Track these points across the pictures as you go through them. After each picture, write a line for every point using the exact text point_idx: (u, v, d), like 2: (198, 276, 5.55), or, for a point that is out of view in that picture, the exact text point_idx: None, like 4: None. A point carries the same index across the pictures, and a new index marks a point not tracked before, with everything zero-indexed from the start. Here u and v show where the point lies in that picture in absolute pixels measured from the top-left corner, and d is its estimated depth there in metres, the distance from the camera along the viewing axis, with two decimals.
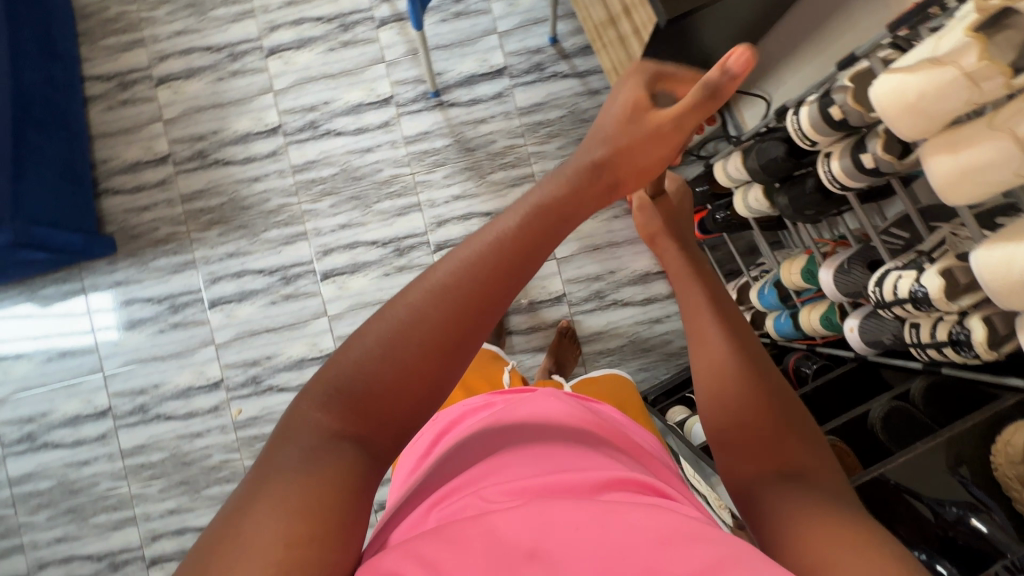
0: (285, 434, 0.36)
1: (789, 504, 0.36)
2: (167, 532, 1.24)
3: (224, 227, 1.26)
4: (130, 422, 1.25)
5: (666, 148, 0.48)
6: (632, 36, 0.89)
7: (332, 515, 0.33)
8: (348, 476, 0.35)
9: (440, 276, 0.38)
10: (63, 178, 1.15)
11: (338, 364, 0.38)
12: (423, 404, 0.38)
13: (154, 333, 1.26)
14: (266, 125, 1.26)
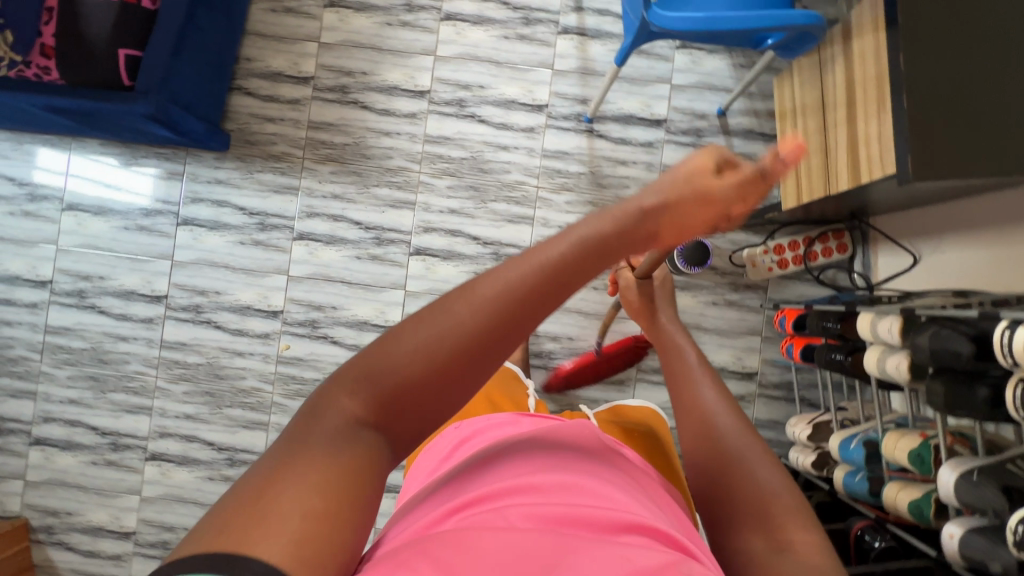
0: (313, 412, 0.35)
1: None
2: (176, 433, 1.24)
3: (338, 167, 1.24)
4: (181, 317, 1.24)
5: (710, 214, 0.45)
6: (846, 146, 0.84)
7: (350, 500, 0.32)
8: (369, 461, 0.34)
9: (488, 283, 0.37)
10: (210, 66, 1.12)
11: (367, 360, 0.36)
12: (454, 396, 0.37)
13: (235, 242, 1.24)
14: (416, 86, 1.24)
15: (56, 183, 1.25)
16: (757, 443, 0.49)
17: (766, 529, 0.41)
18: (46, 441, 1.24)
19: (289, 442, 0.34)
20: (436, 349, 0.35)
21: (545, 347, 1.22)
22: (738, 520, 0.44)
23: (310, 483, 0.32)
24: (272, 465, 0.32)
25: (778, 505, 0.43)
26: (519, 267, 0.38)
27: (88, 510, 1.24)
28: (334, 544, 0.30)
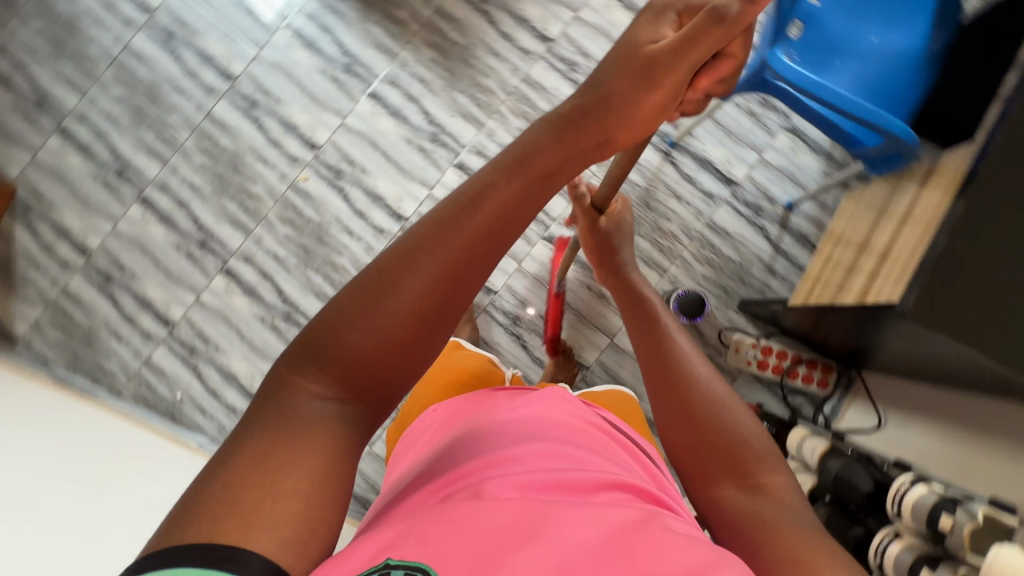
0: (279, 400, 0.44)
1: (769, 516, 0.47)
2: (173, 194, 1.30)
3: (438, 58, 1.29)
4: (237, 102, 1.30)
5: (658, 91, 0.50)
6: (857, 293, 0.86)
7: (327, 461, 0.42)
8: (333, 420, 0.44)
9: (416, 240, 0.47)
10: None
11: (319, 341, 0.45)
12: (411, 350, 0.46)
13: (318, 68, 1.30)
14: (544, 29, 1.28)
15: None
16: (722, 385, 0.58)
17: (741, 478, 0.51)
18: (68, 138, 1.31)
19: (257, 422, 0.43)
20: (388, 318, 0.44)
21: (516, 312, 1.25)
22: (718, 472, 0.52)
23: (288, 448, 0.41)
24: (258, 429, 0.42)
25: (749, 449, 0.53)
26: (450, 213, 0.47)
27: (66, 212, 1.31)
28: (321, 502, 0.41)
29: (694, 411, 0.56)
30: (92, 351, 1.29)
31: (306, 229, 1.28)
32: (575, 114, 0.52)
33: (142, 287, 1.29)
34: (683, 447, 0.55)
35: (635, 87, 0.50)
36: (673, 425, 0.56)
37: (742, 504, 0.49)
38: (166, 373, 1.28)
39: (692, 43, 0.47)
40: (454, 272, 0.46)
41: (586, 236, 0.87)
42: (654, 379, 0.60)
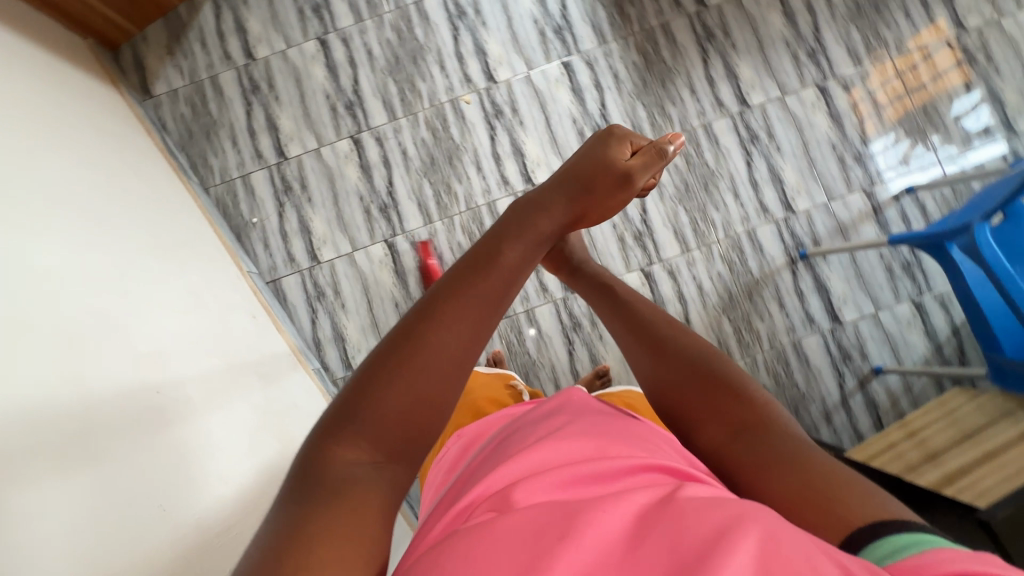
0: (313, 475, 0.41)
1: (774, 451, 0.43)
2: (349, 50, 1.34)
3: (641, 66, 1.30)
4: (448, 4, 1.33)
5: (618, 199, 0.63)
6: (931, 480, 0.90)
7: (369, 512, 0.40)
8: (371, 486, 0.41)
9: (424, 304, 0.48)
10: None
11: (346, 412, 0.43)
12: (444, 399, 0.45)
13: (533, 15, 1.32)
14: (747, 93, 1.28)
15: None
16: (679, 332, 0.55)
17: (730, 422, 0.47)
18: None
19: (300, 496, 0.40)
20: (414, 378, 0.44)
21: (580, 320, 1.25)
22: (706, 422, 0.48)
23: (347, 508, 0.39)
24: (303, 504, 0.39)
25: (737, 390, 0.49)
26: (455, 280, 0.49)
27: (252, 14, 1.36)
28: (368, 544, 0.38)
29: (675, 377, 0.51)
30: (204, 142, 1.33)
31: (443, 144, 1.30)
32: (571, 203, 0.60)
33: (277, 113, 1.33)
34: (677, 409, 0.51)
35: (610, 186, 0.62)
36: (665, 401, 0.52)
37: (744, 449, 0.45)
38: (254, 195, 1.31)
39: (646, 164, 0.64)
40: (481, 319, 0.48)
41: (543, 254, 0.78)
42: (634, 350, 0.56)
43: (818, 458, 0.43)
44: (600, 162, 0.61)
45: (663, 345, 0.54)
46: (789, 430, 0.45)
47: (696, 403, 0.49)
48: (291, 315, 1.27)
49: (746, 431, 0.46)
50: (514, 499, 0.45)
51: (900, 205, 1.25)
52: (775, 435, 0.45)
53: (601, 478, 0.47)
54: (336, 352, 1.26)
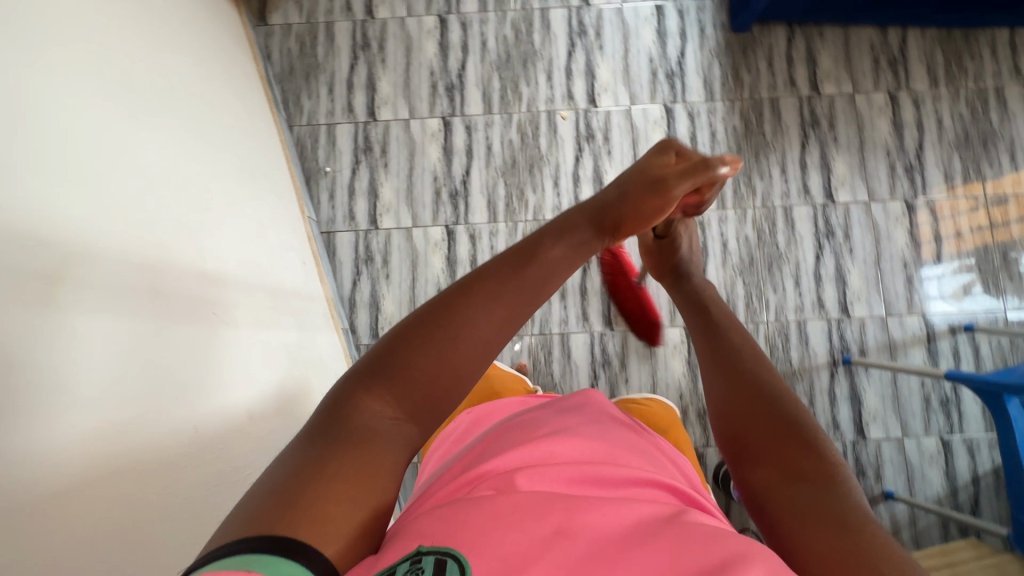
0: (334, 418, 0.42)
1: (823, 507, 0.40)
2: (464, 35, 1.35)
3: (739, 133, 1.31)
4: (572, 20, 1.35)
5: (656, 198, 0.60)
6: None
7: (371, 467, 0.40)
8: (383, 442, 0.42)
9: (465, 283, 0.49)
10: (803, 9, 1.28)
11: (375, 366, 0.45)
12: (465, 375, 0.46)
13: (651, 54, 1.33)
14: (835, 189, 1.28)
15: None
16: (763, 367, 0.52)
17: (786, 466, 0.44)
18: None
19: (319, 437, 0.41)
20: (440, 347, 0.45)
21: (611, 358, 1.25)
22: (761, 459, 0.45)
23: (356, 461, 0.40)
24: (318, 442, 0.41)
25: (805, 438, 0.45)
26: (497, 266, 0.50)
27: None
28: (361, 498, 0.39)
29: (742, 404, 0.49)
30: (302, 82, 1.34)
31: (528, 150, 1.31)
32: (612, 215, 0.59)
33: (379, 75, 1.34)
34: (730, 438, 0.49)
35: (648, 193, 0.60)
36: (725, 429, 0.50)
37: (792, 496, 0.42)
38: (333, 146, 1.32)
39: (684, 168, 0.61)
40: (516, 307, 0.49)
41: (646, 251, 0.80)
42: (708, 371, 0.54)
43: (869, 528, 0.38)
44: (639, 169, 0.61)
45: (738, 374, 0.51)
46: (847, 493, 0.41)
47: (756, 438, 0.47)
48: (335, 270, 1.28)
49: (800, 480, 0.42)
50: (517, 483, 0.44)
51: (954, 341, 1.23)
52: (829, 492, 0.41)
53: (601, 481, 0.47)
54: (367, 318, 1.27)
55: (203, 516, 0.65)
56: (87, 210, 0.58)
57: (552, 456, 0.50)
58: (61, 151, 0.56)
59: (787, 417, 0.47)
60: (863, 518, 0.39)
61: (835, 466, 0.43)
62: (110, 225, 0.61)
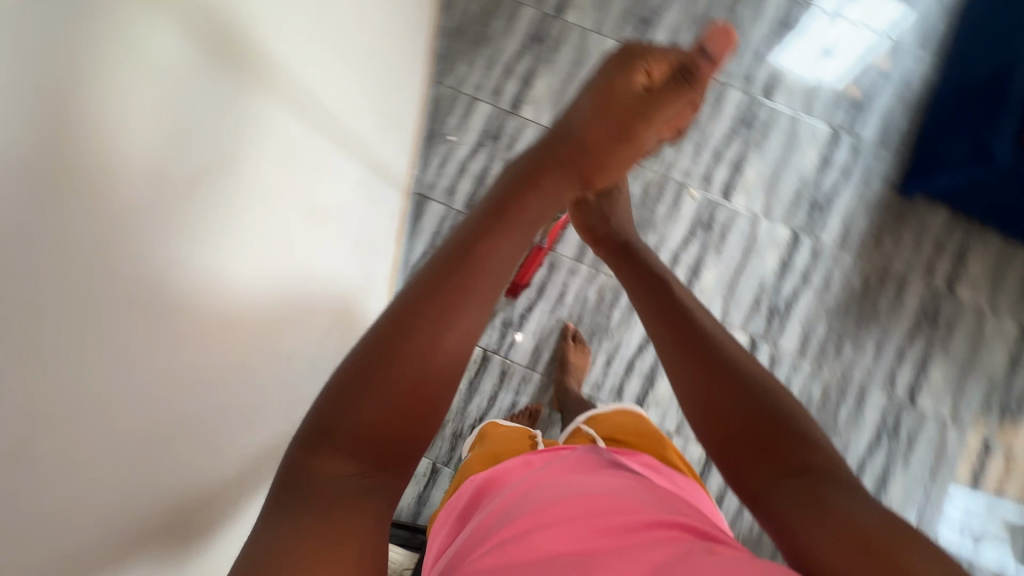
0: (300, 487, 0.42)
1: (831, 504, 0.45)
2: None
3: (852, 292, 1.24)
4: (745, 109, 1.29)
5: (615, 129, 0.66)
6: None
7: (355, 518, 0.42)
8: (357, 494, 0.43)
9: (390, 323, 0.48)
10: (984, 208, 1.20)
11: (325, 426, 0.44)
12: (421, 407, 0.47)
13: (804, 177, 1.27)
14: (920, 392, 1.20)
15: (898, 32, 1.32)
16: (744, 383, 0.57)
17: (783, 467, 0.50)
18: None
19: (286, 507, 0.41)
20: (388, 390, 0.45)
21: None
22: (766, 468, 0.51)
23: (338, 515, 0.41)
24: (295, 514, 0.41)
25: (792, 429, 0.52)
26: (426, 291, 0.50)
27: None
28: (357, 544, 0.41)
29: (738, 408, 0.55)
30: (466, 46, 1.32)
31: (644, 210, 1.26)
32: (579, 154, 0.66)
33: (540, 73, 1.31)
34: (727, 459, 0.54)
35: (609, 131, 0.66)
36: (723, 447, 0.55)
37: (803, 497, 0.47)
38: (465, 119, 1.30)
39: (637, 102, 0.67)
40: (457, 330, 0.49)
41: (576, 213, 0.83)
42: (694, 396, 0.59)
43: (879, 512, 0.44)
44: (598, 98, 0.67)
45: (726, 398, 0.56)
46: (837, 476, 0.49)
47: (757, 450, 0.52)
48: (412, 234, 1.27)
49: (804, 478, 0.48)
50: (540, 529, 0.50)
51: None
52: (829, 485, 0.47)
53: (615, 529, 0.49)
54: None
55: (225, 444, 0.63)
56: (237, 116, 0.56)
57: (547, 510, 0.52)
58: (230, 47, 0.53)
59: (776, 426, 0.53)
60: (851, 495, 0.46)
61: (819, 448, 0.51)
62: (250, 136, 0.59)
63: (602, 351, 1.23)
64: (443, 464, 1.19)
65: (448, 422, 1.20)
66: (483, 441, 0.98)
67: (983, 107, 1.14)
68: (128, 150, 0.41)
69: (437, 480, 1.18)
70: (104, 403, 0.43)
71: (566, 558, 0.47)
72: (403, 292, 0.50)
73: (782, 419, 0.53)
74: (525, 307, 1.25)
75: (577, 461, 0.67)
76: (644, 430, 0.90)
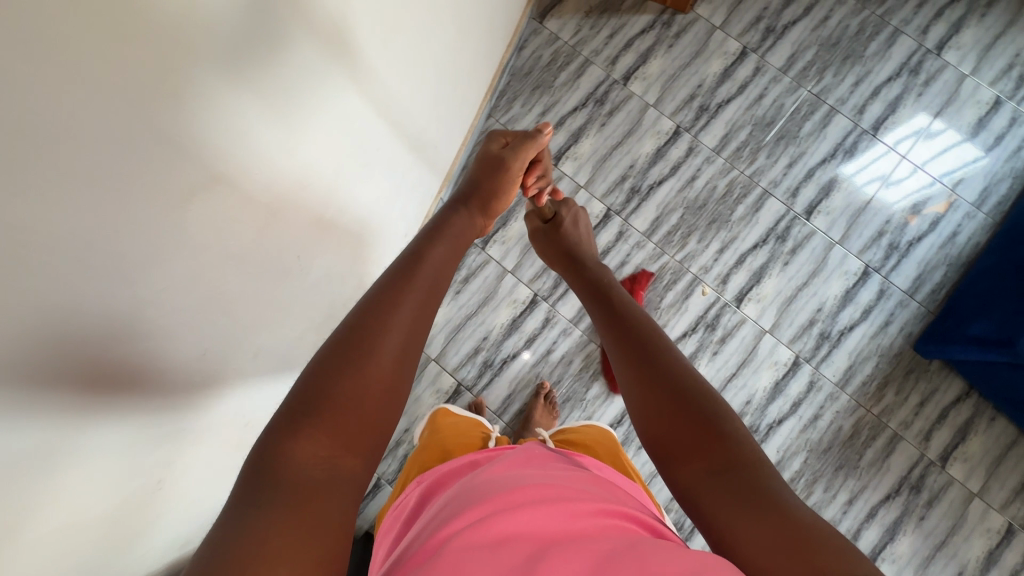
0: (275, 468, 0.39)
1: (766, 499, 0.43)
2: (684, 159, 1.31)
3: (840, 436, 1.19)
4: (781, 222, 1.28)
5: (502, 177, 0.76)
6: None
7: (329, 497, 0.39)
8: (333, 478, 0.41)
9: (361, 309, 0.50)
10: (987, 390, 1.16)
11: (297, 411, 0.43)
12: (389, 396, 0.47)
13: (822, 305, 1.24)
14: (882, 559, 1.14)
15: (957, 185, 1.28)
16: (670, 371, 0.55)
17: (711, 459, 0.47)
18: (739, 58, 1.35)
19: (252, 494, 0.37)
20: (366, 373, 0.46)
21: None
22: (691, 456, 0.49)
23: (310, 501, 0.38)
24: (265, 493, 0.38)
25: (702, 414, 0.51)
26: (390, 280, 0.54)
27: (662, 59, 1.35)
28: (325, 519, 0.38)
29: (649, 409, 0.53)
30: (527, 89, 1.35)
31: (652, 293, 1.25)
32: (486, 194, 0.74)
33: (589, 133, 1.32)
34: (663, 449, 0.51)
35: (496, 177, 0.75)
36: (656, 438, 0.52)
37: (732, 489, 0.45)
38: None
39: (509, 149, 0.77)
40: (422, 317, 0.52)
41: (535, 241, 0.90)
42: (629, 391, 0.56)
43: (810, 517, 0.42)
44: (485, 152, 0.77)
45: (654, 390, 0.54)
46: (765, 468, 0.46)
47: (689, 440, 0.49)
48: None
49: (727, 471, 0.46)
50: (477, 535, 0.44)
51: None
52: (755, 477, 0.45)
53: (557, 524, 0.46)
54: None
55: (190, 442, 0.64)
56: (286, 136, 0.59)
57: (495, 501, 0.48)
58: (286, 69, 0.55)
59: (703, 414, 0.51)
60: (789, 494, 0.44)
61: (740, 438, 0.48)
62: (292, 148, 0.61)
63: (571, 418, 1.22)
64: (387, 482, 1.19)
65: (403, 442, 1.21)
66: (431, 428, 0.95)
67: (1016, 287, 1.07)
68: (165, 156, 0.43)
69: (376, 495, 1.18)
70: (85, 407, 0.44)
71: (513, 548, 0.44)
72: (373, 287, 0.53)
73: (705, 404, 0.51)
74: (510, 353, 1.25)
75: (536, 452, 0.63)
76: (603, 446, 0.87)
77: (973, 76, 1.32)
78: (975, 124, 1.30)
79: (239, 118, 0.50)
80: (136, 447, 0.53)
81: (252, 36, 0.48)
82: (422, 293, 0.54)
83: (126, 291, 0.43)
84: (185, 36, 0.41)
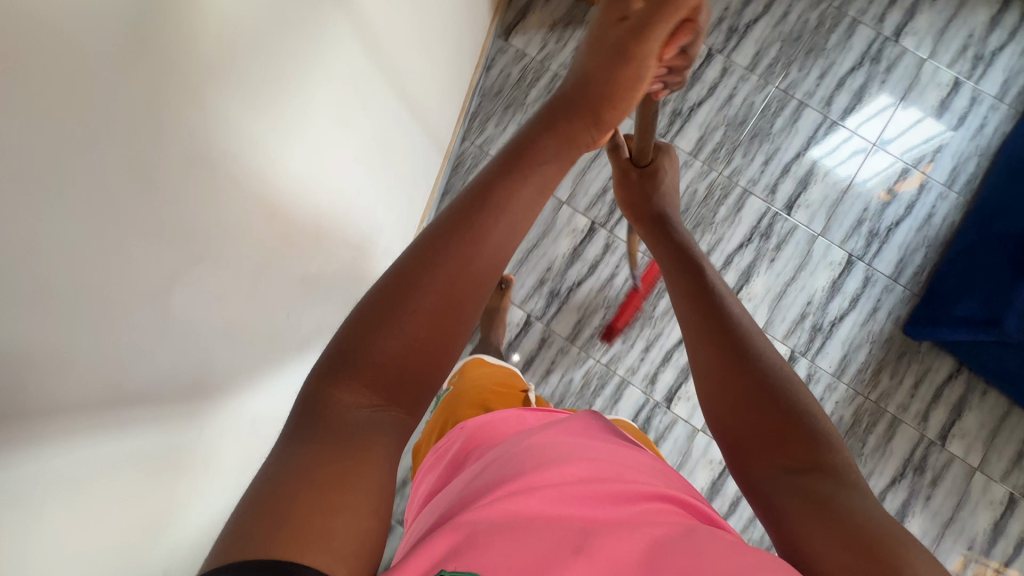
0: (316, 414, 0.39)
1: (845, 502, 0.42)
2: None
3: (840, 426, 1.21)
4: (763, 219, 1.29)
5: (618, 67, 0.58)
6: None
7: (369, 450, 0.38)
8: (373, 430, 0.40)
9: (416, 253, 0.47)
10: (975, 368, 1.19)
11: (342, 356, 0.42)
12: (439, 346, 0.44)
13: (811, 298, 1.26)
14: None
15: (928, 167, 1.31)
16: (761, 354, 0.52)
17: (789, 455, 0.46)
18: (705, 60, 1.36)
19: (296, 437, 0.38)
20: (415, 323, 0.43)
21: None
22: (767, 447, 0.47)
23: (349, 447, 0.38)
24: (307, 442, 0.37)
25: (788, 406, 0.48)
26: (452, 223, 0.49)
27: None
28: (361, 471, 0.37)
29: (733, 381, 0.51)
30: (499, 108, 1.34)
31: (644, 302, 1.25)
32: (587, 98, 0.60)
33: None
34: (735, 428, 0.50)
35: (606, 64, 0.59)
36: (732, 414, 0.51)
37: (807, 488, 0.44)
38: None
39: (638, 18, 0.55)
40: (481, 267, 0.48)
41: (620, 189, 0.80)
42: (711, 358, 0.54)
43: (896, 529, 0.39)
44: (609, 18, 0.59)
45: (742, 365, 0.51)
46: (847, 476, 0.44)
47: (768, 428, 0.48)
48: None
49: (808, 471, 0.45)
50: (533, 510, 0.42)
51: None
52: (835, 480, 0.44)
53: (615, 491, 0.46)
54: None
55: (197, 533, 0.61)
56: (255, 202, 0.57)
57: (551, 472, 0.46)
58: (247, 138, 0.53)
59: (788, 406, 0.48)
60: (867, 501, 0.42)
61: (828, 443, 0.46)
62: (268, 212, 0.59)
63: None
64: None
65: None
66: (465, 373, 0.99)
67: (997, 262, 1.12)
68: (119, 251, 0.40)
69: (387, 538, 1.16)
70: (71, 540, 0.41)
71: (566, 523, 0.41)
72: (432, 231, 0.48)
73: (794, 397, 0.49)
74: None
75: (595, 420, 0.62)
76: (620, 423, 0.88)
77: (932, 59, 1.35)
78: (939, 106, 1.34)
79: (198, 194, 0.48)
80: (144, 565, 0.52)
81: (200, 120, 0.46)
82: (481, 236, 0.49)
83: (98, 400, 0.41)
84: (120, 131, 0.38)
